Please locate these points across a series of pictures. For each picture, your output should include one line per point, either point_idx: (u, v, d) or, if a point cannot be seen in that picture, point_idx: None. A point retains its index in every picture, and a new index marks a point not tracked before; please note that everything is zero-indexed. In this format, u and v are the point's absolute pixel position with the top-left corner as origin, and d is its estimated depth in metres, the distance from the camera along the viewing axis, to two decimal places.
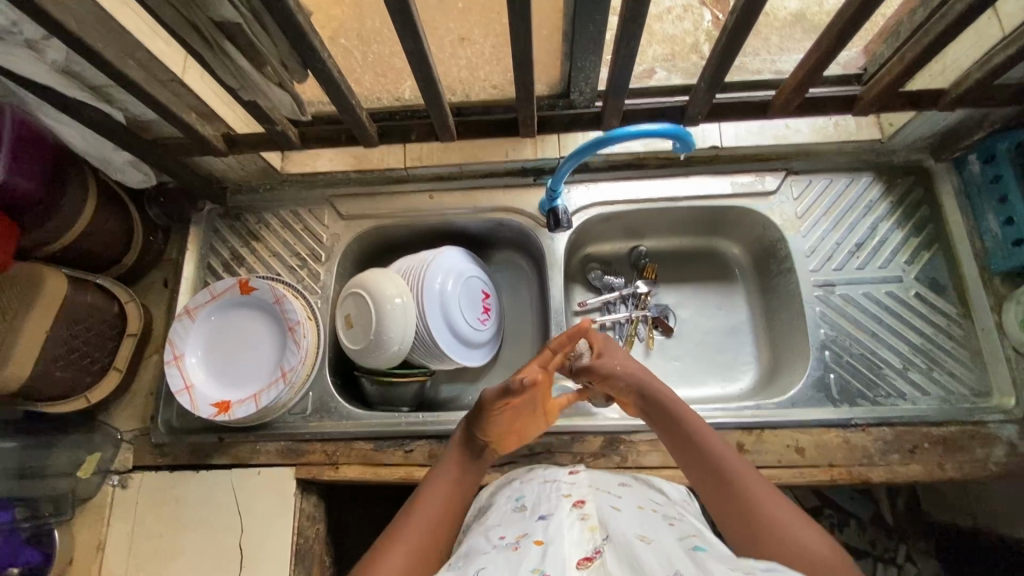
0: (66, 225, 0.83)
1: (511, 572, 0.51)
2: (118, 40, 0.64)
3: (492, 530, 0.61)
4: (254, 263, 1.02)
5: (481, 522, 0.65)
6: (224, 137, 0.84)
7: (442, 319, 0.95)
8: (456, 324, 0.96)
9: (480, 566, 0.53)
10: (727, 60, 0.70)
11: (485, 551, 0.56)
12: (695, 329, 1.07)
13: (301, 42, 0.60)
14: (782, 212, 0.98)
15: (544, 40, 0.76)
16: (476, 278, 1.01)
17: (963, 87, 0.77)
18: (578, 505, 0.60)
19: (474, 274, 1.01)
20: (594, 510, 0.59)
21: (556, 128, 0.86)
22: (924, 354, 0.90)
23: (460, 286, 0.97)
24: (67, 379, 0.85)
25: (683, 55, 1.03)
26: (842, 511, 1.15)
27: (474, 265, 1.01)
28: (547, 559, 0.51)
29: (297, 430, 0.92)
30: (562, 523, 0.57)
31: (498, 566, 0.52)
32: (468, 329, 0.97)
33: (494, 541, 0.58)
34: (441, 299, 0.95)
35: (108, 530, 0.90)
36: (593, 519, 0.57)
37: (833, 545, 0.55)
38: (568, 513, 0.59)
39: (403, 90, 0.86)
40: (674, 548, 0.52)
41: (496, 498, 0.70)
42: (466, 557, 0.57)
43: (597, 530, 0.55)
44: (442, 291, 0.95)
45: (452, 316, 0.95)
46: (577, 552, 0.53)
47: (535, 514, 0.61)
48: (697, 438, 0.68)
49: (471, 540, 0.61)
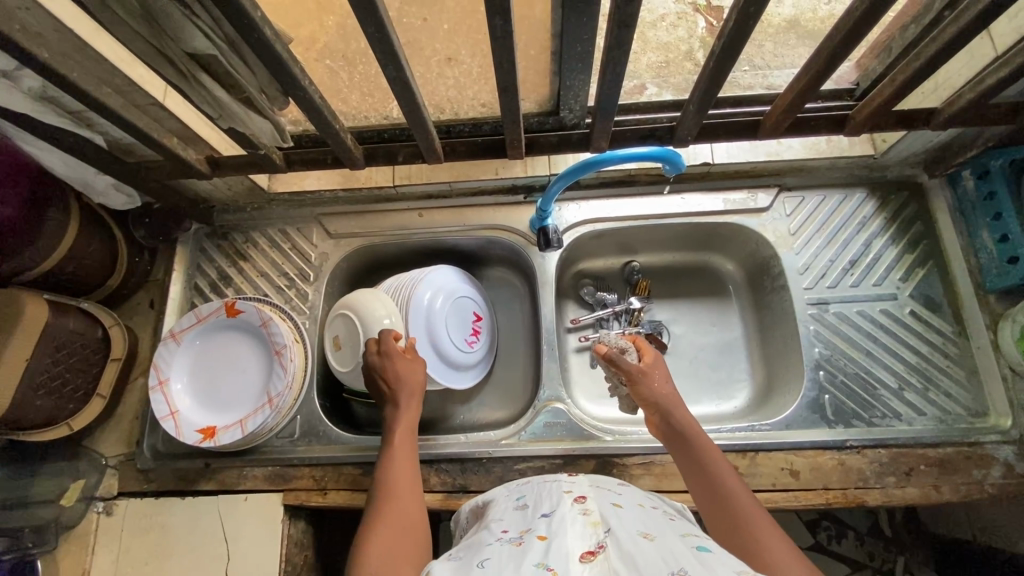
0: (47, 250, 0.82)
1: (514, 565, 0.48)
2: (96, 69, 0.63)
3: (495, 526, 0.59)
4: (241, 284, 1.01)
5: (483, 522, 0.64)
6: (208, 160, 0.83)
7: (429, 335, 0.93)
8: (443, 341, 0.94)
9: (484, 556, 0.51)
10: (716, 84, 0.69)
11: (490, 544, 0.54)
12: (688, 347, 1.06)
13: (281, 71, 0.58)
14: (775, 229, 0.97)
15: (531, 59, 0.74)
16: (470, 297, 1.00)
17: (954, 107, 0.76)
18: (579, 500, 0.59)
19: (468, 295, 1.00)
20: (596, 507, 0.57)
21: (545, 148, 0.85)
22: (919, 374, 0.89)
23: (448, 302, 0.95)
24: (50, 408, 0.84)
25: (677, 64, 1.03)
26: (840, 523, 1.14)
27: (468, 285, 1.00)
28: (550, 553, 0.49)
29: (285, 455, 0.91)
30: (564, 518, 0.55)
31: (501, 558, 0.50)
32: (455, 348, 0.95)
33: (498, 535, 0.56)
34: (424, 312, 0.93)
35: (93, 559, 0.88)
36: (595, 515, 0.55)
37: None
38: (570, 508, 0.57)
39: (391, 109, 0.84)
40: (678, 545, 0.50)
41: (497, 497, 0.70)
42: (470, 550, 0.55)
43: (599, 525, 0.53)
44: (425, 305, 0.93)
45: (438, 333, 0.93)
46: (580, 545, 0.50)
47: (537, 512, 0.59)
48: (708, 460, 0.67)
49: (475, 535, 0.59)
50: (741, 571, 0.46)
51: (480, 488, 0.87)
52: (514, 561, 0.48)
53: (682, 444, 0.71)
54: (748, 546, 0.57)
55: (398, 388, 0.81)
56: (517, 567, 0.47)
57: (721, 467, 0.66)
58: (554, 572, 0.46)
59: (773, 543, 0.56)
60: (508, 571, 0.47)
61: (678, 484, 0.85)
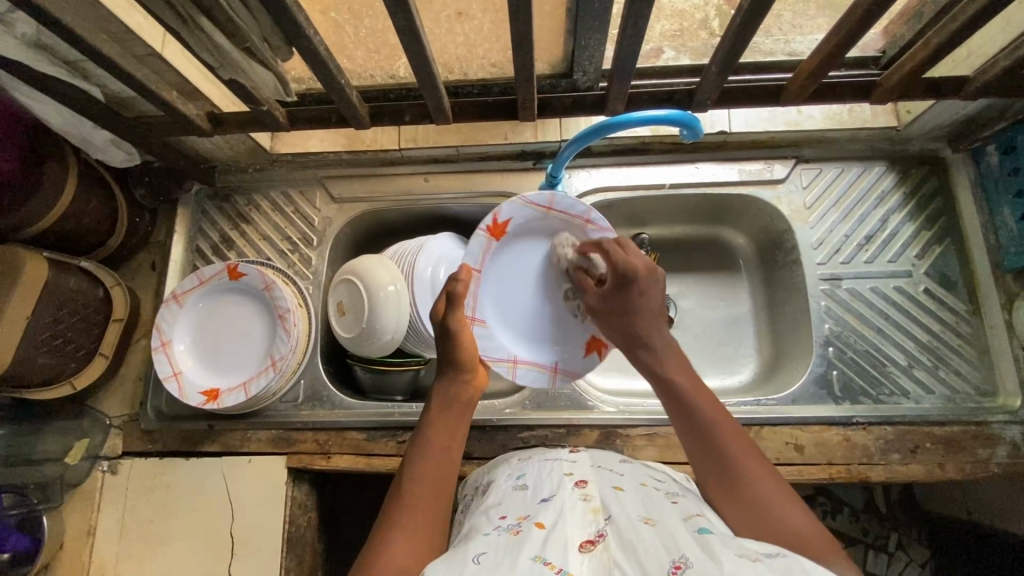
0: (46, 207, 0.80)
1: (512, 557, 0.48)
2: (90, 13, 0.60)
3: (493, 511, 0.59)
4: (243, 247, 0.99)
5: (482, 504, 0.63)
6: (209, 117, 0.80)
7: (493, 297, 0.85)
8: (500, 293, 0.86)
9: (480, 549, 0.49)
10: (741, 43, 0.65)
11: (486, 533, 0.53)
12: (696, 320, 1.05)
13: (285, 18, 0.56)
14: (790, 202, 0.95)
15: (547, 15, 0.69)
16: (550, 219, 0.85)
17: (989, 75, 0.73)
18: (580, 484, 0.59)
19: (545, 219, 0.84)
20: (596, 491, 0.57)
21: (558, 111, 0.82)
22: (930, 353, 0.88)
23: (467, 259, 0.81)
24: (52, 366, 0.83)
25: (692, 33, 0.90)
26: (837, 500, 1.13)
27: (545, 197, 0.81)
28: (548, 545, 0.48)
29: (288, 418, 0.91)
30: (564, 504, 0.55)
31: (498, 549, 0.49)
32: (516, 296, 0.86)
33: (495, 522, 0.55)
34: (483, 330, 0.83)
35: (98, 516, 0.89)
36: (596, 501, 0.55)
37: (819, 527, 0.52)
38: (571, 493, 0.57)
39: (398, 67, 0.80)
40: (680, 530, 0.50)
41: (497, 477, 0.69)
42: (466, 539, 0.54)
43: (599, 512, 0.53)
44: (488, 329, 0.84)
45: (498, 289, 0.85)
46: (580, 534, 0.50)
47: (536, 496, 0.58)
48: (704, 416, 0.61)
49: (473, 520, 0.59)
50: (743, 552, 0.45)
51: (483, 455, 0.87)
52: (510, 553, 0.48)
53: (665, 388, 0.65)
54: (751, 506, 0.55)
55: (451, 362, 0.70)
56: (514, 560, 0.46)
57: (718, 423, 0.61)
58: (553, 566, 0.46)
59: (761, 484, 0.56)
60: (505, 563, 0.46)
61: (681, 456, 0.85)
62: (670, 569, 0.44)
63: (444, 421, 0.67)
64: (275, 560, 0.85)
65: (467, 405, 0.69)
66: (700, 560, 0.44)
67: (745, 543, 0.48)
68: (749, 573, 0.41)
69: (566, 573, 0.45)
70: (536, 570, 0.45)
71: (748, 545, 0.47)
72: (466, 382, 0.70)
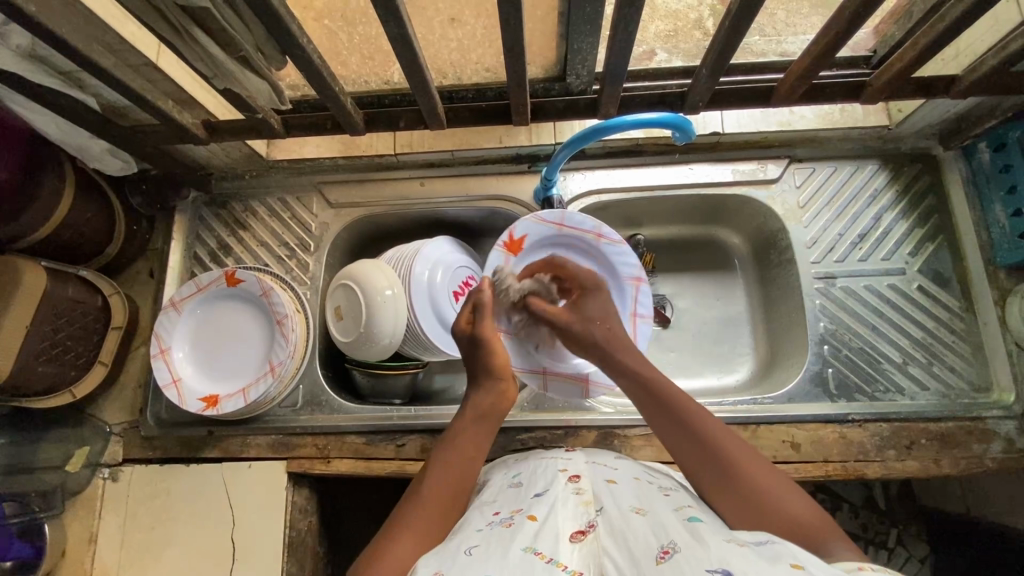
0: (43, 216, 0.80)
1: (503, 547, 0.48)
2: (85, 25, 0.61)
3: (488, 507, 0.59)
4: (241, 253, 1.00)
5: (477, 500, 0.64)
6: (203, 125, 0.80)
7: None
8: None
9: (472, 543, 0.50)
10: (729, 48, 0.66)
11: (479, 527, 0.54)
12: (692, 320, 1.05)
13: (277, 27, 0.56)
14: (784, 202, 0.95)
15: (539, 20, 0.70)
16: (564, 236, 0.91)
17: (976, 75, 0.74)
18: (573, 479, 0.59)
19: (559, 237, 0.90)
20: (589, 485, 0.58)
21: (551, 114, 0.83)
22: (924, 349, 0.89)
23: (487, 272, 0.89)
24: (51, 375, 0.83)
25: (686, 33, 0.91)
26: (837, 497, 1.14)
27: (555, 214, 0.88)
28: (539, 536, 0.49)
29: (287, 423, 0.91)
30: (556, 498, 0.55)
31: (490, 542, 0.49)
32: None
33: (489, 517, 0.56)
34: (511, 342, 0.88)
35: (99, 523, 0.89)
36: (588, 494, 0.56)
37: (819, 513, 0.54)
38: (563, 488, 0.57)
39: (392, 74, 0.80)
40: (670, 518, 0.50)
41: (493, 477, 0.69)
42: (459, 534, 0.55)
43: (591, 504, 0.54)
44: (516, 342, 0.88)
45: None
46: (571, 524, 0.51)
47: (530, 491, 0.59)
48: (691, 417, 0.62)
49: (468, 515, 0.59)
50: (730, 539, 0.46)
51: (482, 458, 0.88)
52: (502, 544, 0.48)
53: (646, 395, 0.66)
54: (751, 503, 0.56)
55: (485, 369, 0.71)
56: (504, 551, 0.47)
57: (706, 421, 0.62)
58: (543, 556, 0.46)
59: (758, 479, 0.57)
60: (497, 552, 0.47)
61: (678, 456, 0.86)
62: (658, 554, 0.44)
63: (470, 433, 0.67)
64: (277, 564, 0.85)
65: (494, 419, 0.69)
66: (688, 545, 0.44)
67: (737, 532, 0.48)
68: (736, 556, 0.42)
69: (556, 562, 0.46)
70: (526, 559, 0.46)
71: (738, 533, 0.48)
72: (502, 392, 0.70)
